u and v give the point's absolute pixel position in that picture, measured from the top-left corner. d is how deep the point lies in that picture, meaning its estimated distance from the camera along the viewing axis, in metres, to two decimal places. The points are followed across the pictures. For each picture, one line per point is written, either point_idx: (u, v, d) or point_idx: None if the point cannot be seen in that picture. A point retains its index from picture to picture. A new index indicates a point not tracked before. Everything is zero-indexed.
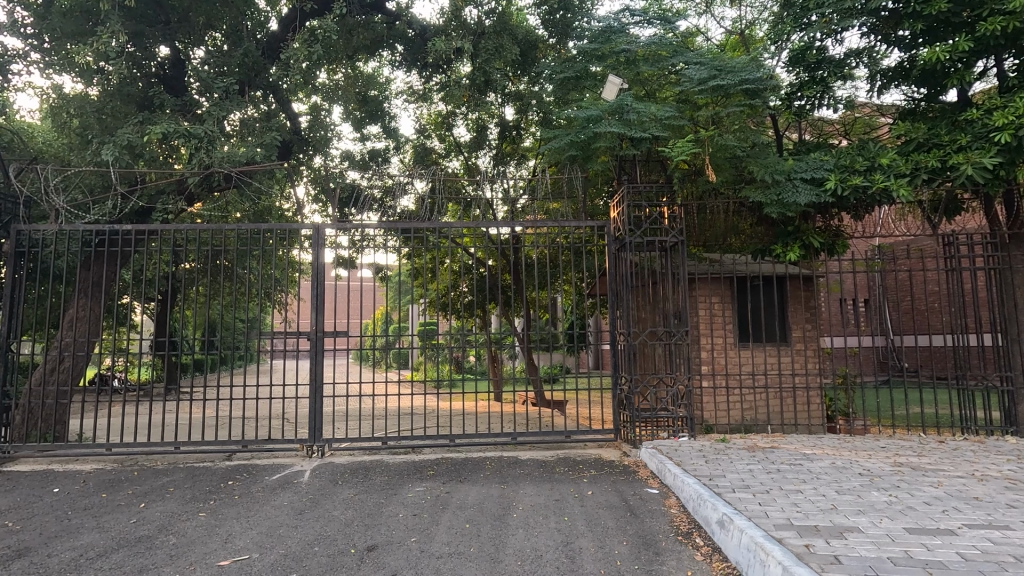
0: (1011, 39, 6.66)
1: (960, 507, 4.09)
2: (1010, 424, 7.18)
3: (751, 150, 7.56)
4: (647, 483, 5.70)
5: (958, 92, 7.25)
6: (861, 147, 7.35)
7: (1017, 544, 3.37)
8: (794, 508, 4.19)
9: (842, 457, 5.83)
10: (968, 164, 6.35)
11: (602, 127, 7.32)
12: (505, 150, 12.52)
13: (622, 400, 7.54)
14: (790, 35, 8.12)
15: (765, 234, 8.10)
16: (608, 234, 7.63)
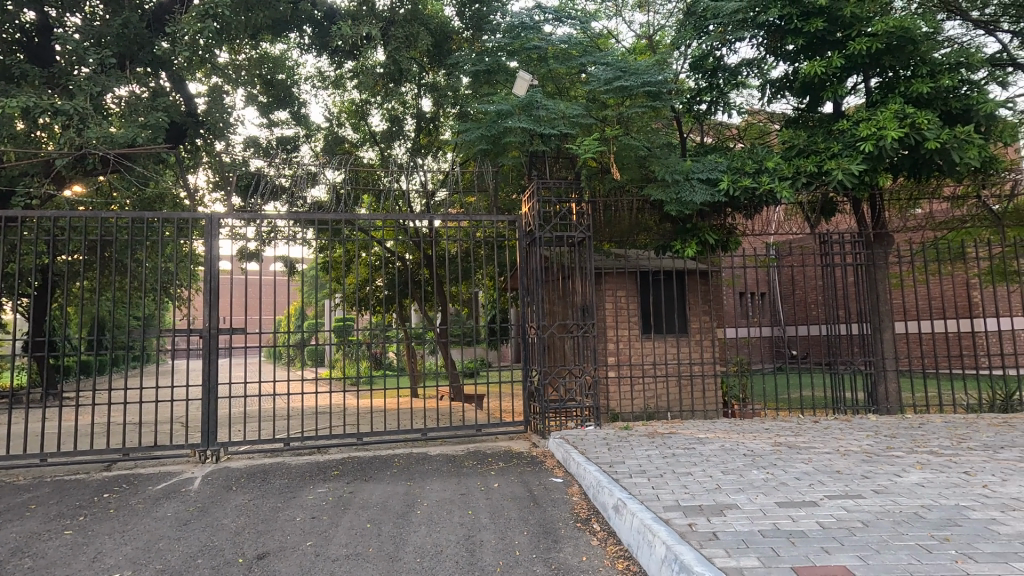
0: (876, 59, 7.40)
1: (823, 480, 4.53)
2: (873, 403, 8.02)
3: (653, 150, 7.92)
4: (553, 473, 5.85)
5: (834, 105, 7.97)
6: (751, 151, 7.90)
7: (866, 511, 3.77)
8: (683, 490, 4.45)
9: (731, 440, 6.27)
10: (839, 169, 7.00)
11: (511, 122, 7.40)
12: (422, 143, 12.27)
13: (533, 392, 7.69)
14: (689, 42, 8.56)
15: (666, 230, 8.53)
16: (519, 228, 7.74)
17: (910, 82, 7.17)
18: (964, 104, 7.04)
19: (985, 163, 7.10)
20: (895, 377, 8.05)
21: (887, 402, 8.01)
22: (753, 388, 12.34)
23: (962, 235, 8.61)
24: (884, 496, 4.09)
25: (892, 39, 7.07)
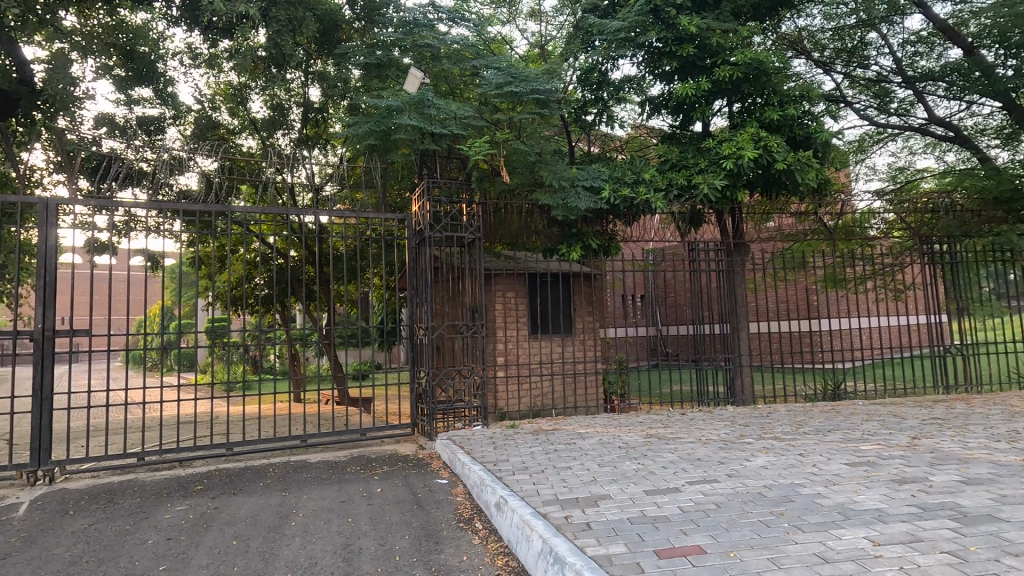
0: (737, 86, 8.25)
1: (687, 467, 4.94)
2: (732, 395, 8.90)
3: (542, 156, 8.18)
4: (438, 474, 5.82)
5: (702, 125, 8.75)
6: (631, 162, 8.43)
7: (719, 493, 4.18)
8: (561, 484, 4.63)
9: (608, 434, 6.63)
10: (705, 183, 7.70)
11: (402, 119, 7.26)
12: (308, 134, 11.64)
13: (421, 393, 7.59)
14: (577, 55, 8.95)
15: (554, 234, 8.85)
16: (409, 227, 7.60)
17: (764, 109, 8.08)
18: (806, 132, 8.06)
19: (821, 185, 8.19)
20: (750, 372, 9.00)
21: (742, 395, 8.95)
22: (631, 384, 13.19)
23: (804, 247, 9.85)
24: (735, 479, 4.55)
25: (750, 70, 7.91)
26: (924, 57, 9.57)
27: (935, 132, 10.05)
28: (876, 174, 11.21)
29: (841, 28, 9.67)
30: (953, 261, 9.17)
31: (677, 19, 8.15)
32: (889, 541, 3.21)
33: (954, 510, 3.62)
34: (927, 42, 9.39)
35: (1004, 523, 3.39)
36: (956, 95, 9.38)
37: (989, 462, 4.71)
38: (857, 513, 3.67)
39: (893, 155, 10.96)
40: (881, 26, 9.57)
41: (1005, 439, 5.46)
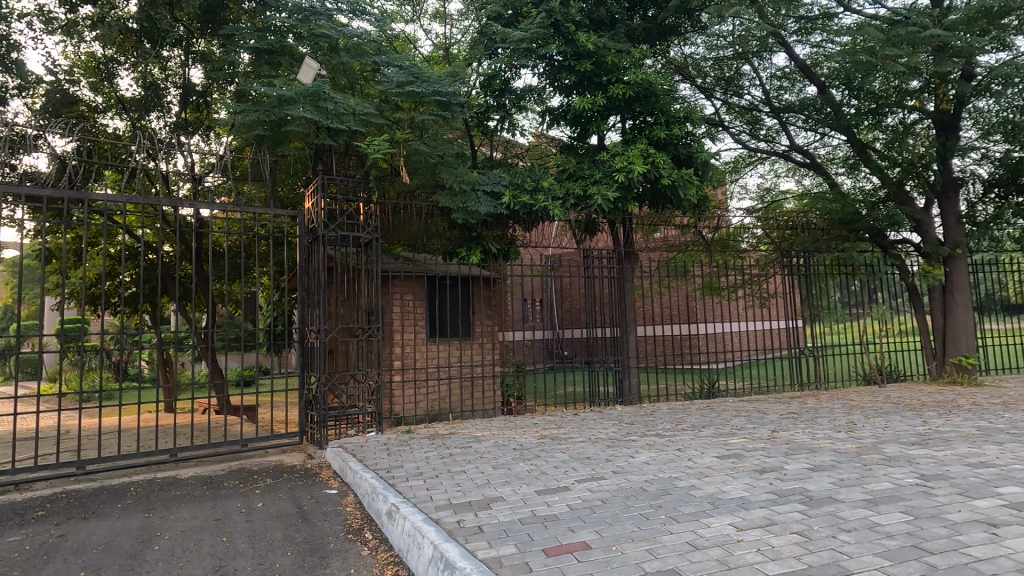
0: (629, 104, 8.77)
1: (577, 466, 5.14)
2: (620, 396, 9.41)
3: (443, 158, 8.15)
4: (327, 484, 5.56)
5: (598, 138, 9.19)
6: (530, 170, 8.64)
7: (605, 490, 4.40)
8: (455, 488, 4.61)
9: (503, 436, 6.73)
10: (599, 195, 8.09)
11: (295, 110, 6.87)
12: (188, 119, 10.65)
13: (310, 400, 7.21)
14: (481, 60, 9.03)
15: (454, 237, 8.84)
16: (301, 225, 7.21)
17: (653, 127, 8.66)
18: (688, 151, 8.75)
19: (701, 201, 8.93)
20: (637, 373, 9.59)
21: (630, 394, 9.52)
22: (527, 387, 13.49)
23: (686, 257, 10.67)
24: (620, 475, 4.81)
25: (641, 89, 8.45)
26: (787, 91, 10.78)
27: (795, 158, 11.33)
28: (748, 193, 12.43)
29: (720, 59, 10.63)
30: (807, 273, 10.41)
31: (575, 35, 8.51)
32: (749, 525, 3.56)
33: (802, 495, 4.09)
34: (790, 78, 10.61)
35: (840, 503, 3.90)
36: (812, 127, 10.66)
37: (831, 449, 5.39)
38: (724, 502, 4.03)
39: (761, 177, 12.22)
40: (753, 60, 10.64)
41: (843, 429, 6.27)
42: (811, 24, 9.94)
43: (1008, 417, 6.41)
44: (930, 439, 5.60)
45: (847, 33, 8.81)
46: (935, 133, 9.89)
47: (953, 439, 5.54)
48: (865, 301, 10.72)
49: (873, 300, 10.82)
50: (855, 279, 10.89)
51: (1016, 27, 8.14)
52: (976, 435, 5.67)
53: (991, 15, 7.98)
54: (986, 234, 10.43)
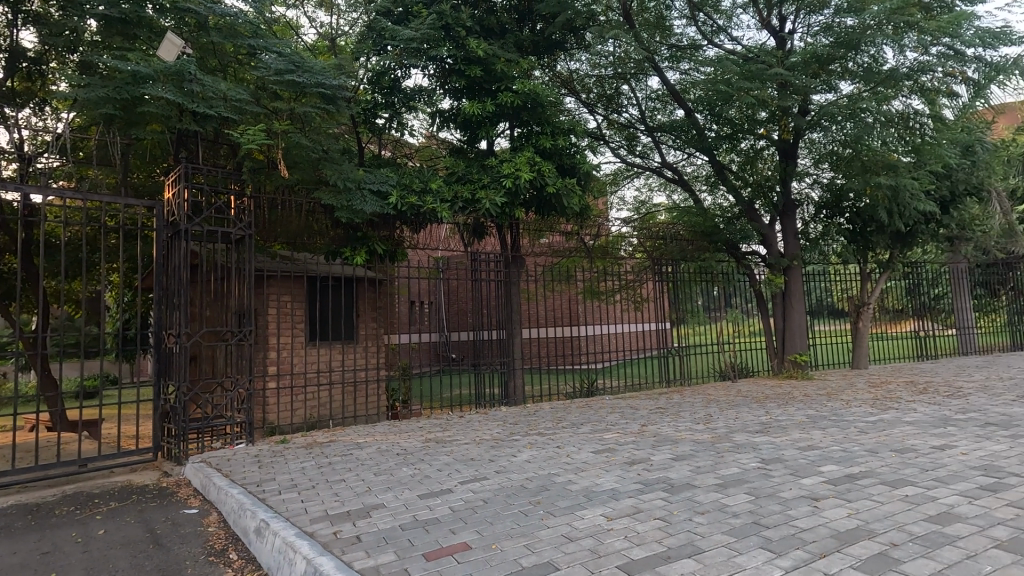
0: (517, 112, 9.01)
1: (460, 468, 5.17)
2: (505, 397, 9.64)
3: (326, 154, 7.79)
4: (186, 503, 5.05)
5: (487, 143, 9.32)
6: (419, 171, 8.54)
7: (488, 490, 4.46)
8: (332, 498, 4.42)
9: (386, 441, 6.57)
10: (487, 200, 8.21)
11: (153, 90, 6.18)
12: (16, 88, 9.14)
13: (168, 411, 6.50)
14: (369, 55, 8.79)
15: (338, 237, 8.47)
16: (159, 217, 6.48)
17: (539, 137, 8.96)
18: (572, 161, 9.17)
19: (583, 210, 9.40)
20: (522, 374, 9.86)
21: (515, 395, 9.76)
22: (413, 391, 13.28)
23: (569, 262, 11.19)
24: (502, 474, 4.92)
25: (527, 99, 8.72)
26: (660, 112, 11.72)
27: (666, 174, 12.33)
28: (626, 205, 13.31)
29: (602, 76, 11.29)
30: (675, 280, 11.37)
31: (466, 40, 8.59)
32: (619, 514, 3.82)
33: (665, 483, 4.47)
34: (662, 101, 11.56)
35: (697, 488, 4.32)
36: (680, 147, 11.68)
37: (691, 440, 5.94)
38: (597, 494, 4.28)
39: (637, 190, 13.15)
40: (630, 80, 11.43)
41: (702, 421, 6.95)
42: (681, 53, 10.89)
43: (830, 406, 7.50)
44: (770, 427, 6.39)
45: (710, 65, 9.77)
46: (778, 159, 11.24)
47: (788, 427, 6.37)
48: (722, 306, 12.10)
49: (730, 305, 12.23)
50: (715, 287, 12.06)
51: (839, 73, 9.49)
52: (806, 422, 6.57)
53: (820, 61, 9.28)
54: (815, 247, 12.14)
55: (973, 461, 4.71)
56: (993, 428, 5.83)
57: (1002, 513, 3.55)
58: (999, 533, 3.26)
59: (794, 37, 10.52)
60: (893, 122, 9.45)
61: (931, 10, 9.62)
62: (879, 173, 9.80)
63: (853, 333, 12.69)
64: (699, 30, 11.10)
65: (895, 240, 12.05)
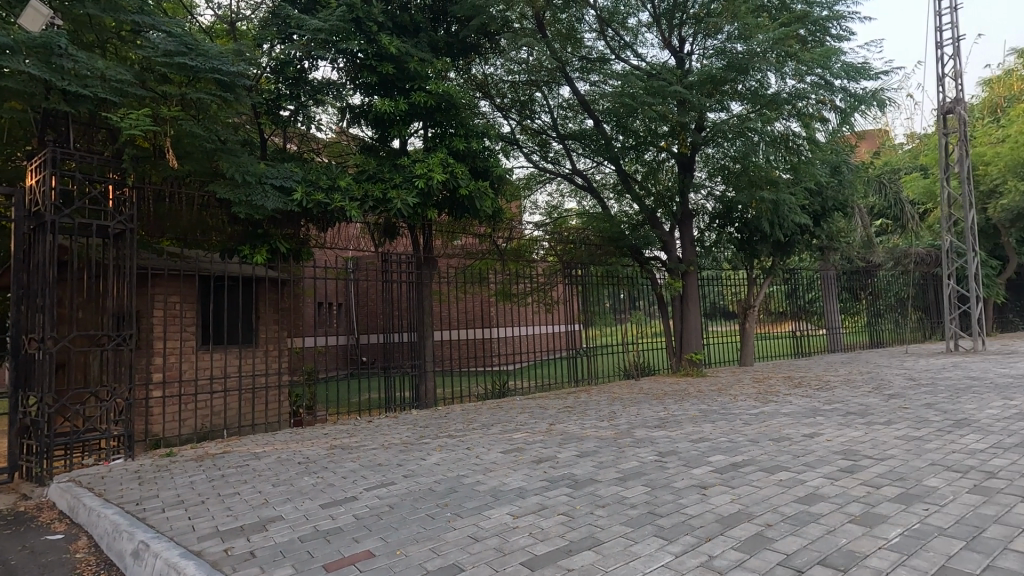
0: (431, 112, 8.94)
1: (366, 474, 5.03)
2: (416, 401, 9.53)
3: (222, 144, 7.28)
4: (49, 529, 4.49)
5: (400, 143, 9.14)
6: (326, 167, 8.22)
7: (394, 495, 4.38)
8: (224, 513, 4.13)
9: (287, 450, 6.25)
10: (399, 200, 8.07)
11: (13, 62, 5.46)
12: None
13: (28, 426, 5.76)
14: (273, 43, 8.37)
15: (236, 234, 7.96)
16: (20, 206, 5.73)
17: (453, 138, 8.92)
18: (485, 164, 9.19)
19: (495, 212, 9.47)
20: (433, 376, 9.79)
21: (426, 397, 9.68)
22: (318, 398, 12.73)
23: (482, 265, 11.31)
24: (410, 479, 4.85)
25: (441, 99, 8.68)
26: (570, 120, 12.10)
27: (576, 181, 12.74)
28: (538, 209, 13.60)
29: (515, 83, 11.42)
30: (584, 283, 11.82)
31: (377, 36, 8.40)
32: (524, 512, 3.90)
33: (570, 479, 4.62)
34: (572, 110, 11.96)
35: (599, 483, 4.51)
36: (589, 155, 12.12)
37: (595, 437, 6.18)
38: (504, 493, 4.34)
39: (549, 195, 13.47)
40: (543, 88, 11.73)
41: (606, 419, 7.27)
42: (591, 65, 11.33)
43: (720, 401, 8.13)
44: (667, 422, 6.81)
45: (617, 78, 10.25)
46: (678, 171, 11.95)
47: (682, 421, 6.82)
48: (627, 309, 12.95)
49: (634, 308, 13.09)
50: (620, 290, 12.81)
51: (730, 94, 10.24)
52: (698, 416, 7.07)
53: (714, 82, 10.00)
54: (708, 253, 13.26)
55: (836, 445, 5.30)
56: (852, 417, 6.61)
57: (856, 491, 4.03)
58: (853, 509, 3.70)
59: (691, 58, 11.30)
60: (775, 142, 10.40)
61: (806, 43, 10.75)
62: (763, 188, 10.76)
63: (741, 333, 13.84)
64: (607, 45, 11.61)
65: (776, 249, 13.28)
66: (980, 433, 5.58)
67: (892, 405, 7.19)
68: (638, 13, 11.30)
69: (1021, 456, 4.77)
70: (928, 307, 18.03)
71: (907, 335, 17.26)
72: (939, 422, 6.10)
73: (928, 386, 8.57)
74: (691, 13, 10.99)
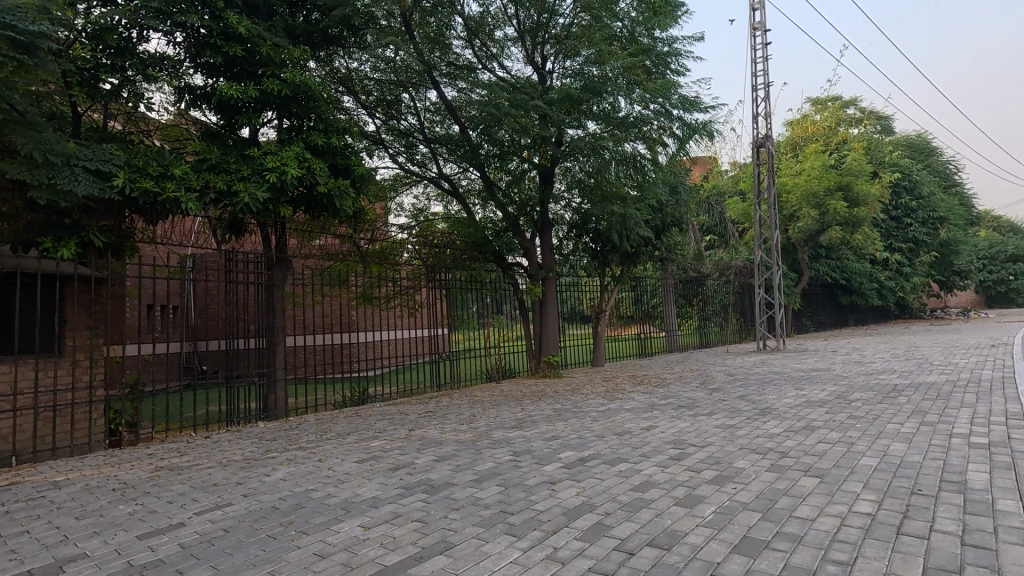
0: (286, 103, 8.35)
1: (197, 497, 4.51)
2: (263, 412, 8.84)
3: (19, 115, 6.11)
4: None
5: (250, 132, 8.41)
6: (158, 152, 7.29)
7: (230, 518, 3.99)
8: (6, 558, 3.44)
9: (99, 476, 5.39)
10: (246, 193, 7.40)
11: None
12: None
13: None
14: (92, 5, 7.26)
15: (36, 223, 6.73)
16: None
17: (311, 132, 8.41)
18: (347, 162, 8.77)
19: (356, 213, 9.11)
20: (285, 385, 9.13)
21: (276, 408, 8.98)
22: (143, 416, 11.17)
23: (342, 266, 10.73)
24: (250, 498, 4.45)
25: (298, 90, 8.16)
26: (438, 125, 12.10)
27: (442, 185, 12.74)
28: (403, 211, 13.36)
29: (380, 80, 11.27)
30: (450, 287, 12.15)
31: (225, 13, 7.67)
32: (376, 522, 3.79)
33: (426, 484, 4.59)
34: (439, 114, 11.98)
35: (454, 486, 4.54)
36: (456, 161, 12.16)
37: (454, 441, 6.21)
38: (356, 504, 4.18)
39: (415, 198, 13.32)
40: (410, 90, 11.61)
41: (465, 422, 7.34)
42: (458, 72, 11.44)
43: (573, 400, 8.63)
44: (523, 422, 7.07)
45: (483, 87, 10.48)
46: (539, 181, 12.47)
47: (537, 421, 7.13)
48: (491, 313, 13.15)
49: (498, 311, 13.40)
50: (485, 294, 13.16)
51: (587, 113, 10.81)
52: (552, 416, 7.43)
53: (573, 101, 10.62)
54: (566, 261, 14.10)
55: (668, 436, 5.92)
56: (682, 410, 7.42)
57: (681, 476, 4.54)
58: (678, 492, 4.16)
59: (552, 76, 11.92)
60: (624, 161, 11.35)
61: (651, 73, 11.92)
62: (613, 203, 11.70)
63: (594, 335, 14.89)
64: (474, 54, 11.79)
65: (624, 258, 14.52)
66: (777, 420, 6.60)
67: (714, 398, 8.22)
68: (505, 27, 11.68)
69: (806, 437, 5.74)
70: (745, 312, 20.94)
71: (728, 336, 19.87)
72: (748, 411, 7.11)
73: (742, 381, 9.92)
74: (552, 33, 11.62)
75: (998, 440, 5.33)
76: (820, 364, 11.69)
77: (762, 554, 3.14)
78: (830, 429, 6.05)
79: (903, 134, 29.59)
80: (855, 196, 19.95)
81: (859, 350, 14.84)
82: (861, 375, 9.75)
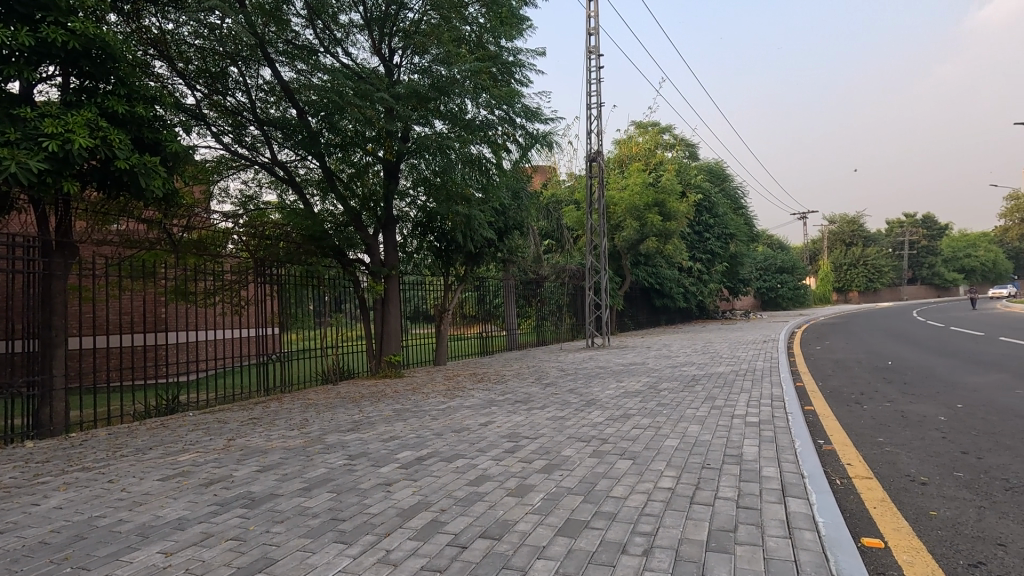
0: (74, 58, 6.99)
1: None
2: (33, 429, 7.30)
3: None
4: None
5: (22, 87, 6.86)
6: None
7: None
8: None
9: None
10: (12, 160, 6.02)
11: None
12: None
13: None
14: None
15: None
16: None
17: (107, 97, 7.14)
18: (156, 137, 7.59)
19: (168, 196, 7.93)
20: (65, 396, 7.65)
21: (52, 423, 7.48)
22: None
23: (149, 256, 9.31)
24: (9, 535, 3.62)
25: (90, 46, 6.88)
26: (272, 107, 11.06)
27: (276, 173, 11.71)
28: (228, 197, 12.02)
29: (202, 48, 10.08)
30: (282, 283, 11.20)
31: None
32: (181, 546, 3.34)
33: (245, 498, 4.17)
34: (273, 95, 10.97)
35: (279, 497, 4.19)
36: (292, 148, 11.28)
37: (282, 448, 5.75)
38: (157, 529, 3.64)
39: (244, 183, 12.08)
40: (240, 63, 10.50)
41: (296, 427, 6.84)
42: (296, 52, 10.61)
43: (413, 399, 8.54)
44: (360, 424, 6.82)
45: (324, 72, 9.87)
46: (383, 176, 12.08)
47: (375, 422, 6.92)
48: (328, 312, 12.45)
49: (337, 310, 12.75)
50: (323, 291, 12.40)
51: (434, 111, 10.79)
52: (391, 416, 7.27)
53: (420, 98, 10.51)
54: (409, 259, 13.92)
55: (503, 431, 6.15)
56: (518, 404, 7.77)
57: (514, 468, 4.74)
58: (510, 484, 4.34)
59: (399, 70, 11.69)
60: (470, 164, 11.50)
61: (497, 80, 12.30)
62: (458, 203, 11.82)
63: (437, 335, 14.89)
64: (315, 36, 11.07)
65: (468, 258, 14.78)
66: (600, 410, 7.25)
67: (548, 392, 8.76)
68: (350, 12, 11.14)
69: (623, 424, 6.39)
70: (577, 311, 22.65)
71: (562, 334, 21.31)
72: (576, 404, 7.69)
73: (572, 376, 10.70)
74: (401, 26, 11.43)
75: (765, 419, 6.48)
76: (637, 359, 13.11)
77: (582, 534, 3.42)
78: (642, 416, 6.81)
79: (706, 161, 34.50)
80: (668, 211, 22.77)
81: (667, 346, 16.99)
82: (669, 368, 11.13)
